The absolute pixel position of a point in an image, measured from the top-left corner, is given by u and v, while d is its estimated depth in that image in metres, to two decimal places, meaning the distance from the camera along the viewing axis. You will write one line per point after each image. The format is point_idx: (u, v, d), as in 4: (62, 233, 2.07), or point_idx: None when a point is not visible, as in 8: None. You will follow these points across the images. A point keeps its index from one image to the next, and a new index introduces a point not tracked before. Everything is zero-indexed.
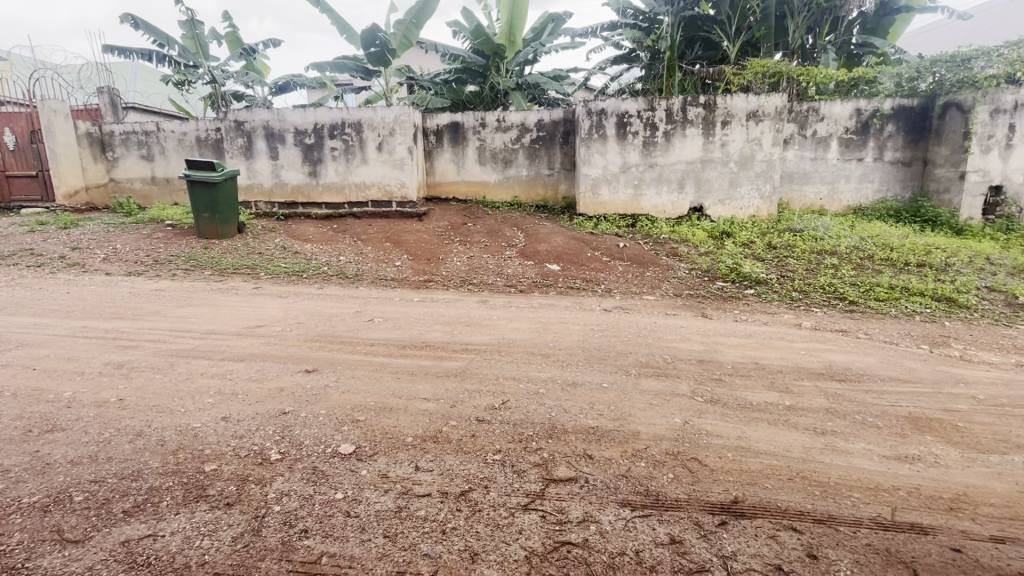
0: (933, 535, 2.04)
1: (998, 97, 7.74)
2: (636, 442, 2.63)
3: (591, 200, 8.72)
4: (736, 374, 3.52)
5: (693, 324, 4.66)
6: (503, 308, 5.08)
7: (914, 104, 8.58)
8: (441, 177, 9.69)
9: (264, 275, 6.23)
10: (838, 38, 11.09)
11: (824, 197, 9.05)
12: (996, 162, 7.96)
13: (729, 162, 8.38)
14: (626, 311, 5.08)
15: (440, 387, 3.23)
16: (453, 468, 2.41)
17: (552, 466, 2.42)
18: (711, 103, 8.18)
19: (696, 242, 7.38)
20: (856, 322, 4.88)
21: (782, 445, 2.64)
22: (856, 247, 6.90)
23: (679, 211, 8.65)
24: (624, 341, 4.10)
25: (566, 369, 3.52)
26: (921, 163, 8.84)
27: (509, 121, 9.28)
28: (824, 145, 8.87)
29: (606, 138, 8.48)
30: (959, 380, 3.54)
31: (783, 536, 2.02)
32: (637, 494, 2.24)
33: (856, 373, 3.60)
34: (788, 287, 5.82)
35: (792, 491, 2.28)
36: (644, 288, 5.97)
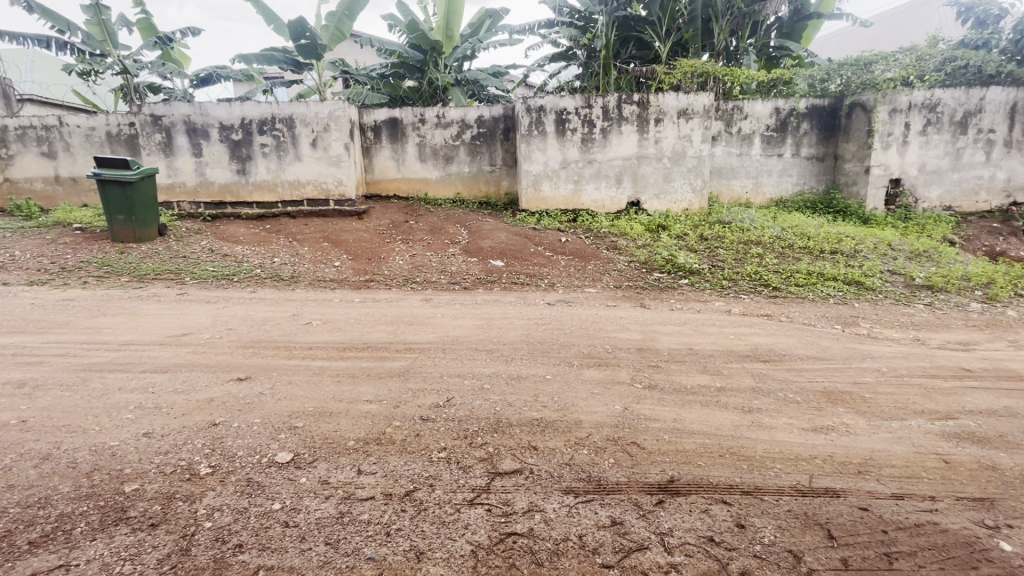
0: (844, 498, 2.24)
1: (895, 98, 8.53)
2: (578, 431, 2.70)
3: (533, 196, 8.80)
4: (671, 360, 3.69)
5: (632, 315, 4.83)
6: (448, 306, 5.04)
7: (825, 104, 9.33)
8: (380, 175, 9.45)
9: (189, 280, 5.83)
10: (759, 41, 11.82)
11: (750, 190, 9.63)
12: (895, 157, 8.75)
13: (662, 158, 8.74)
14: (568, 304, 5.20)
15: (383, 388, 3.17)
16: (396, 469, 2.37)
17: (497, 459, 2.45)
18: (644, 100, 8.47)
19: (634, 236, 7.65)
20: (779, 307, 5.25)
21: (711, 425, 2.80)
22: (778, 237, 7.40)
23: (617, 206, 8.93)
24: (566, 333, 4.20)
25: (509, 363, 3.55)
26: (832, 158, 9.61)
27: (449, 118, 9.19)
28: (749, 141, 9.43)
29: (545, 135, 8.58)
30: (867, 356, 3.90)
31: (714, 510, 2.14)
32: (580, 480, 2.30)
33: (778, 354, 3.87)
34: (719, 276, 6.16)
35: (723, 467, 2.43)
36: (586, 281, 6.13)
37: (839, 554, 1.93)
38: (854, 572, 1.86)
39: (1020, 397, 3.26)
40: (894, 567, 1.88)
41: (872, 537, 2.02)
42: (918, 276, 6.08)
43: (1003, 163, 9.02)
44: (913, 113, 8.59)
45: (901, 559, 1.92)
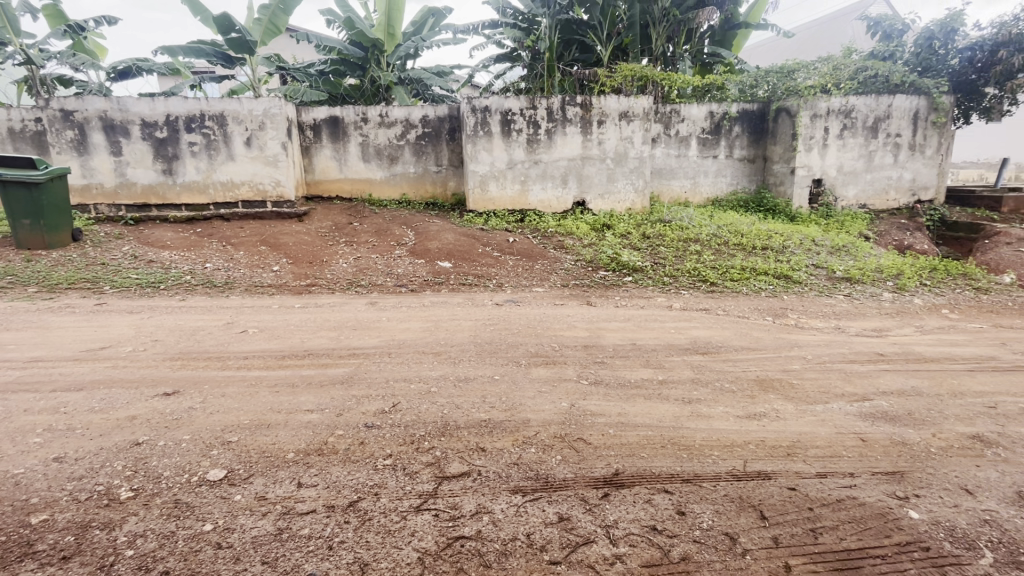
0: (775, 479, 2.38)
1: (816, 104, 9.18)
2: (526, 430, 2.71)
3: (480, 197, 8.78)
4: (615, 356, 3.78)
5: (578, 313, 4.92)
6: (394, 309, 4.94)
7: (755, 109, 9.91)
8: (321, 176, 9.12)
9: (108, 288, 5.39)
10: (694, 48, 12.37)
11: (688, 190, 10.05)
12: (817, 159, 9.41)
13: (606, 159, 8.96)
14: (516, 304, 5.22)
15: (325, 396, 3.05)
16: (340, 480, 2.29)
17: (445, 464, 2.41)
18: (587, 103, 8.66)
19: (581, 235, 7.79)
20: (716, 301, 5.51)
21: (654, 417, 2.89)
22: (715, 234, 7.78)
23: (563, 206, 9.07)
24: (514, 333, 4.21)
25: (457, 365, 3.52)
26: (762, 160, 10.21)
27: (392, 117, 9.02)
28: (686, 143, 9.83)
29: (491, 135, 8.58)
30: (795, 345, 4.16)
31: (657, 499, 2.22)
32: (529, 479, 2.31)
33: (716, 346, 4.06)
34: (661, 273, 6.39)
35: (665, 457, 2.52)
36: (534, 280, 6.19)
37: (770, 533, 2.05)
38: (784, 548, 1.98)
39: (925, 377, 3.59)
40: (819, 541, 2.02)
41: (800, 515, 2.15)
42: (838, 269, 6.56)
43: (908, 165, 9.89)
44: (831, 118, 9.27)
45: (825, 533, 2.06)
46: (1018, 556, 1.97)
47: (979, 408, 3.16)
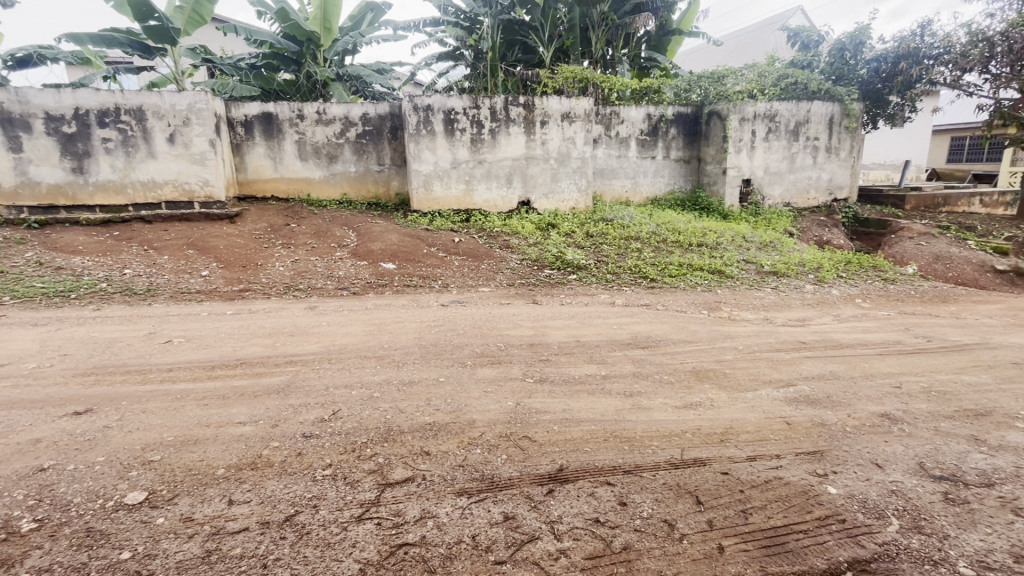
0: (709, 465, 2.50)
1: (744, 108, 9.73)
2: (471, 431, 2.70)
3: (424, 197, 8.65)
4: (560, 353, 3.84)
5: (524, 312, 4.95)
6: (335, 313, 4.78)
7: (689, 112, 10.37)
8: (254, 175, 8.66)
9: (9, 299, 4.87)
10: (631, 52, 12.78)
11: (629, 189, 10.37)
12: (745, 161, 9.98)
13: (549, 159, 9.09)
14: (462, 305, 5.19)
15: (259, 407, 2.90)
16: (275, 494, 2.19)
17: (388, 470, 2.36)
18: (530, 103, 8.74)
19: (526, 234, 7.84)
20: (656, 296, 5.72)
21: (597, 412, 2.96)
22: (654, 232, 8.07)
23: (508, 206, 9.11)
24: (459, 334, 4.19)
25: (401, 369, 3.45)
26: (696, 161, 10.70)
27: (330, 115, 8.72)
28: (626, 144, 10.14)
29: (434, 134, 8.47)
30: (728, 336, 4.40)
31: (600, 492, 2.27)
32: (474, 480, 2.30)
33: (655, 340, 4.21)
34: (604, 270, 6.55)
35: (607, 451, 2.58)
36: (480, 280, 6.17)
37: (705, 517, 2.14)
38: (718, 530, 2.07)
39: (842, 362, 3.89)
40: (749, 521, 2.13)
41: (732, 498, 2.27)
42: (766, 264, 6.98)
43: (826, 166, 10.70)
44: (757, 121, 9.86)
45: (754, 513, 2.18)
46: (919, 520, 2.17)
47: (887, 388, 3.47)
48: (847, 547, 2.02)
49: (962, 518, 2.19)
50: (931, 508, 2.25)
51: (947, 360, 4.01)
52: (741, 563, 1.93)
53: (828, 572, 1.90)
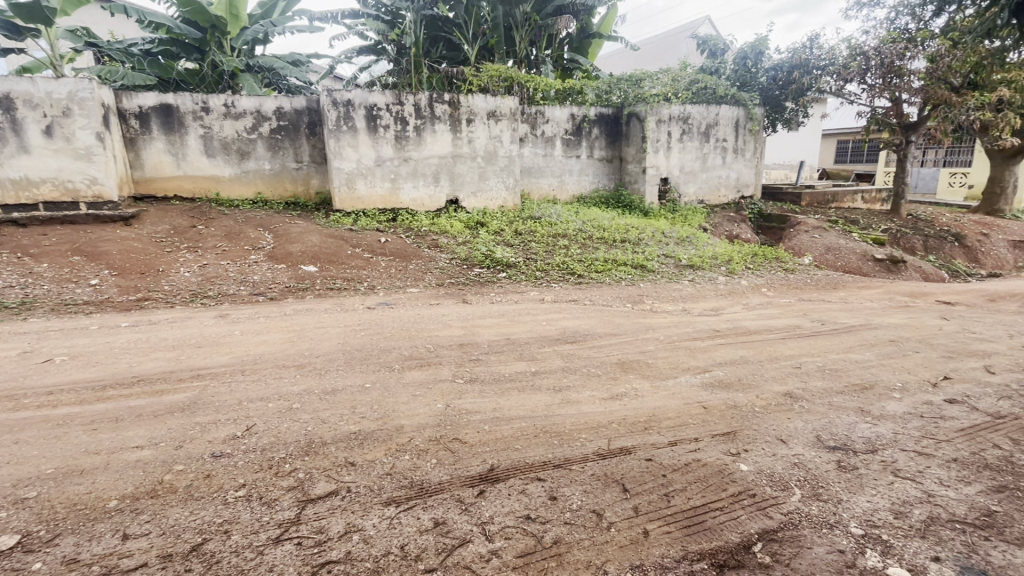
0: (634, 453, 2.59)
1: (660, 110, 10.27)
2: (400, 437, 2.62)
3: (347, 196, 8.30)
4: (491, 352, 3.83)
5: (453, 312, 4.88)
6: (250, 320, 4.46)
7: (610, 113, 10.77)
8: (152, 172, 7.87)
9: None
10: (554, 52, 13.06)
11: (556, 188, 10.59)
12: (663, 160, 10.53)
13: (477, 157, 9.06)
14: (390, 307, 5.04)
15: (160, 428, 2.64)
16: (179, 522, 1.99)
17: (309, 485, 2.23)
18: (455, 100, 8.65)
19: (455, 233, 7.76)
20: (583, 292, 5.88)
21: (527, 408, 2.99)
22: (580, 230, 8.29)
23: (436, 204, 8.97)
24: (386, 337, 4.06)
25: (324, 376, 3.28)
26: (618, 160, 11.13)
27: (240, 108, 8.13)
28: (552, 143, 10.32)
29: (356, 131, 8.14)
30: (650, 328, 4.60)
31: (531, 488, 2.28)
32: (402, 488, 2.24)
33: (583, 335, 4.32)
34: (533, 268, 6.63)
35: (537, 447, 2.60)
36: (408, 281, 6.02)
37: (631, 503, 2.22)
38: (643, 515, 2.15)
39: (751, 347, 4.20)
40: (672, 503, 2.24)
41: (655, 484, 2.36)
42: (683, 258, 7.40)
43: (733, 165, 11.53)
44: (673, 123, 10.43)
45: (676, 495, 2.29)
46: (818, 489, 2.38)
47: (789, 369, 3.79)
48: (758, 519, 2.17)
49: (852, 483, 2.44)
50: (827, 476, 2.48)
51: (838, 341, 4.45)
52: (664, 544, 2.01)
53: (742, 544, 2.03)
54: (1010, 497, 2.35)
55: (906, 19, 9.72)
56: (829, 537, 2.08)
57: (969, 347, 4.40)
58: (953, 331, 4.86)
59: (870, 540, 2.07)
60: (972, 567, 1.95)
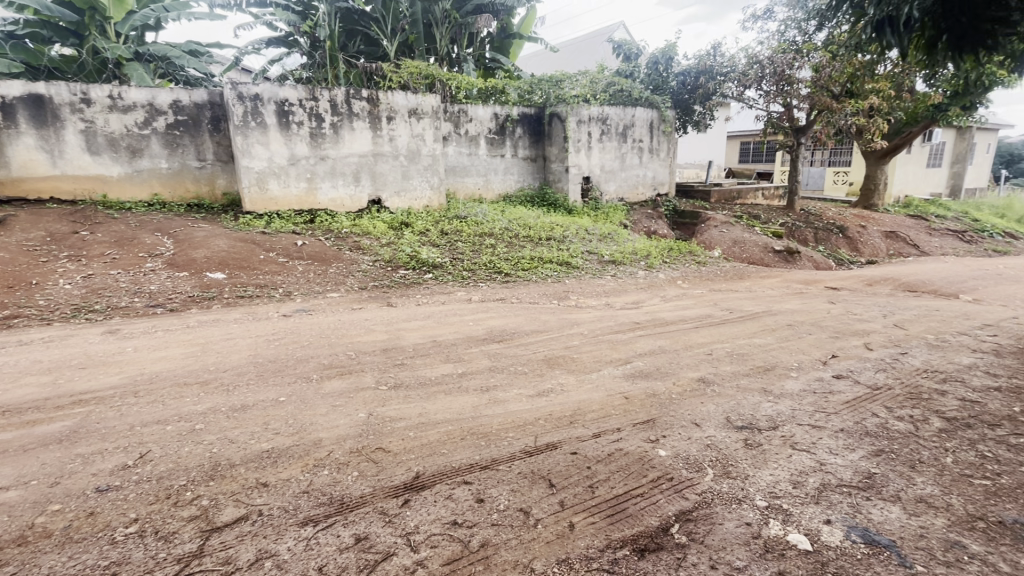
0: (560, 448, 2.64)
1: (580, 111, 10.58)
2: (318, 451, 2.48)
3: (258, 196, 7.77)
4: (416, 356, 3.74)
5: (376, 316, 4.71)
6: (146, 335, 4.04)
7: (532, 113, 10.90)
8: (21, 171, 6.90)
9: None
10: (476, 51, 13.06)
11: (482, 187, 10.57)
12: (584, 159, 10.85)
13: (399, 155, 8.84)
14: (308, 313, 4.78)
15: (32, 464, 2.31)
16: (55, 571, 1.75)
17: (214, 513, 2.04)
18: (373, 97, 8.38)
19: (378, 234, 7.52)
20: (510, 290, 5.92)
21: (454, 411, 2.94)
22: (506, 228, 8.33)
23: (357, 205, 8.64)
24: (303, 345, 3.83)
25: (232, 393, 3.03)
26: (542, 160, 11.31)
27: (129, 100, 7.36)
28: (476, 142, 10.29)
29: (265, 127, 7.63)
30: (574, 323, 4.72)
31: (457, 493, 2.24)
32: (320, 505, 2.11)
33: (509, 333, 4.34)
34: (460, 267, 6.57)
35: (464, 449, 2.57)
36: (328, 286, 5.74)
37: (557, 498, 2.25)
38: (568, 509, 2.19)
39: (668, 337, 4.42)
40: (596, 494, 2.30)
41: (580, 477, 2.41)
42: (605, 254, 7.67)
43: (649, 165, 12.13)
44: (592, 123, 10.78)
45: (600, 486, 2.35)
46: (728, 467, 2.55)
47: (702, 356, 4.04)
48: (675, 501, 2.29)
49: (757, 458, 2.64)
50: (736, 454, 2.67)
51: (743, 327, 4.81)
52: (589, 536, 2.06)
53: (661, 527, 2.12)
54: (886, 459, 2.65)
55: (793, 32, 10.67)
56: (738, 511, 2.23)
57: (853, 327, 4.92)
58: (839, 313, 5.42)
59: (772, 511, 2.24)
60: (858, 526, 2.17)
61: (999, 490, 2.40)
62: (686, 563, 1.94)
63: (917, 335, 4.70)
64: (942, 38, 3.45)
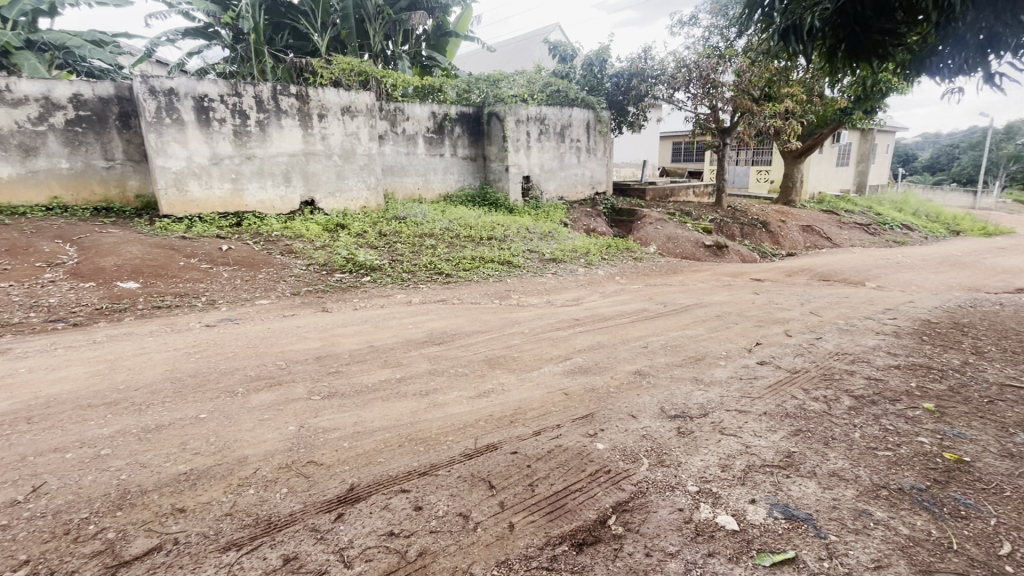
0: (500, 449, 2.62)
1: (518, 110, 10.64)
2: (242, 470, 2.33)
3: (177, 198, 7.22)
4: (352, 362, 3.61)
5: (310, 322, 4.51)
6: (44, 353, 3.64)
7: (470, 112, 10.84)
8: None
9: None
10: (412, 49, 12.83)
11: (421, 187, 10.40)
12: (523, 159, 10.93)
13: (332, 155, 8.51)
14: (234, 322, 4.50)
15: None
16: None
17: (122, 546, 1.87)
18: (303, 94, 8.03)
19: (311, 236, 7.21)
20: (451, 291, 5.86)
21: (392, 418, 2.86)
22: (447, 228, 8.25)
23: (289, 207, 8.25)
24: (227, 357, 3.60)
25: (145, 412, 2.79)
26: (482, 159, 11.28)
27: (20, 93, 6.61)
28: (413, 141, 10.09)
29: (183, 124, 7.11)
30: (515, 322, 4.73)
31: (394, 502, 2.18)
32: (244, 527, 1.98)
33: (450, 335, 4.29)
34: (399, 269, 6.42)
35: (402, 456, 2.50)
36: (257, 292, 5.43)
37: (497, 499, 2.24)
38: (509, 509, 2.18)
39: (606, 333, 4.52)
40: (535, 492, 2.31)
41: (520, 477, 2.40)
42: (546, 252, 7.75)
43: (587, 164, 12.41)
44: (530, 123, 10.88)
45: (539, 483, 2.36)
46: (662, 456, 2.64)
47: (638, 349, 4.17)
48: (612, 493, 2.34)
49: (689, 445, 2.75)
50: (669, 443, 2.77)
51: (676, 320, 5.02)
52: (529, 535, 2.06)
53: (598, 520, 2.16)
54: (803, 438, 2.84)
55: (717, 38, 11.28)
56: (671, 498, 2.32)
57: (774, 315, 5.27)
58: (763, 303, 5.79)
59: (703, 495, 2.35)
60: (779, 502, 2.31)
61: (899, 459, 2.64)
62: (623, 553, 1.99)
63: (829, 321, 5.10)
64: (841, 47, 3.73)
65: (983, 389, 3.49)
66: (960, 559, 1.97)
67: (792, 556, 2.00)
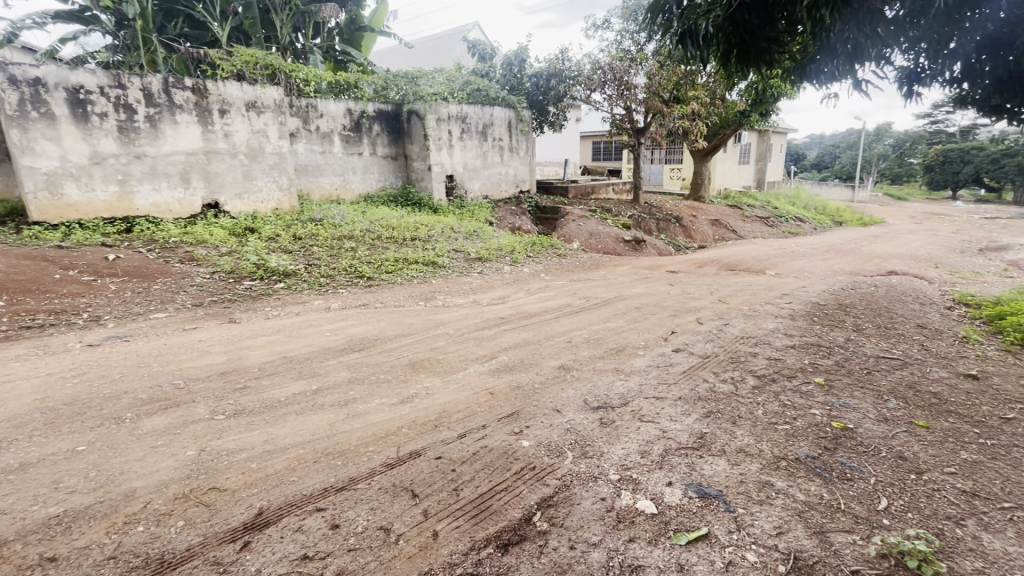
0: (423, 455, 2.55)
1: (439, 108, 10.49)
2: (130, 505, 2.08)
3: (50, 202, 6.36)
4: (262, 376, 3.36)
5: (215, 335, 4.15)
6: None
7: (390, 109, 10.52)
8: None
9: None
10: (324, 43, 12.23)
11: (339, 187, 9.95)
12: (446, 158, 10.80)
13: (237, 154, 7.91)
14: (124, 340, 4.03)
15: None
16: None
17: None
18: (200, 87, 7.41)
19: (216, 242, 6.65)
20: (373, 295, 5.64)
21: (307, 432, 2.69)
22: (367, 230, 7.95)
23: (188, 210, 7.56)
24: (114, 380, 3.21)
25: (6, 451, 2.41)
26: (403, 158, 11.00)
27: None
28: (329, 139, 9.62)
29: (54, 118, 6.27)
30: (440, 323, 4.64)
31: (309, 523, 2.04)
32: (130, 572, 1.77)
33: (371, 340, 4.12)
34: (316, 274, 6.10)
35: (317, 473, 2.36)
36: (152, 305, 4.92)
37: (420, 508, 2.17)
38: (432, 517, 2.12)
39: (531, 329, 4.57)
40: (460, 496, 2.26)
41: (445, 482, 2.35)
42: (471, 251, 7.70)
43: (510, 163, 12.50)
44: (451, 122, 10.76)
45: (464, 487, 2.32)
46: (585, 448, 2.69)
47: (562, 344, 4.25)
48: (537, 489, 2.34)
49: (611, 435, 2.84)
50: (592, 434, 2.83)
51: (599, 313, 5.17)
52: (453, 541, 2.01)
53: (524, 518, 2.16)
54: (714, 419, 3.03)
55: (628, 42, 11.77)
56: (593, 489, 2.37)
57: (687, 305, 5.59)
58: (677, 293, 6.12)
59: (623, 483, 2.42)
60: (693, 482, 2.43)
61: (796, 431, 2.88)
62: (548, 548, 2.00)
63: (735, 307, 5.50)
64: (733, 52, 3.97)
65: (863, 362, 3.91)
66: (848, 518, 2.18)
67: (705, 533, 2.11)
